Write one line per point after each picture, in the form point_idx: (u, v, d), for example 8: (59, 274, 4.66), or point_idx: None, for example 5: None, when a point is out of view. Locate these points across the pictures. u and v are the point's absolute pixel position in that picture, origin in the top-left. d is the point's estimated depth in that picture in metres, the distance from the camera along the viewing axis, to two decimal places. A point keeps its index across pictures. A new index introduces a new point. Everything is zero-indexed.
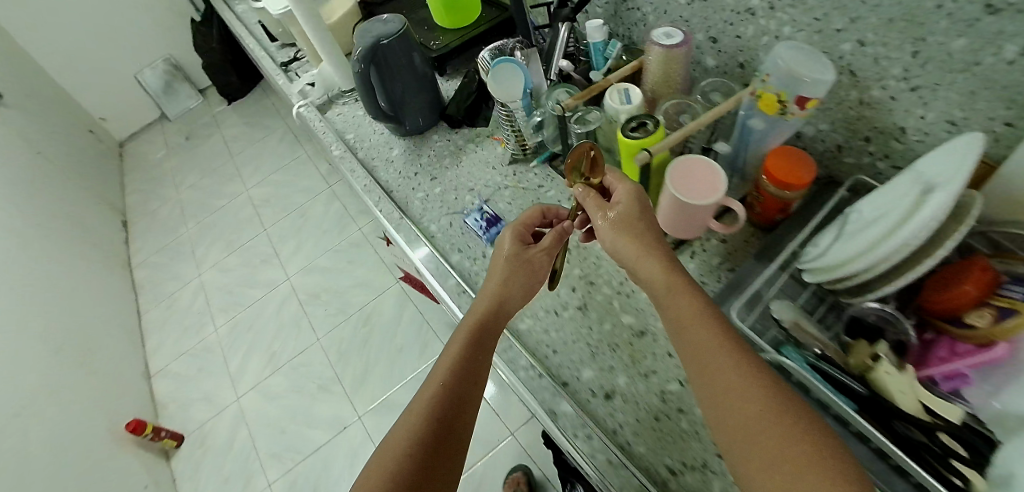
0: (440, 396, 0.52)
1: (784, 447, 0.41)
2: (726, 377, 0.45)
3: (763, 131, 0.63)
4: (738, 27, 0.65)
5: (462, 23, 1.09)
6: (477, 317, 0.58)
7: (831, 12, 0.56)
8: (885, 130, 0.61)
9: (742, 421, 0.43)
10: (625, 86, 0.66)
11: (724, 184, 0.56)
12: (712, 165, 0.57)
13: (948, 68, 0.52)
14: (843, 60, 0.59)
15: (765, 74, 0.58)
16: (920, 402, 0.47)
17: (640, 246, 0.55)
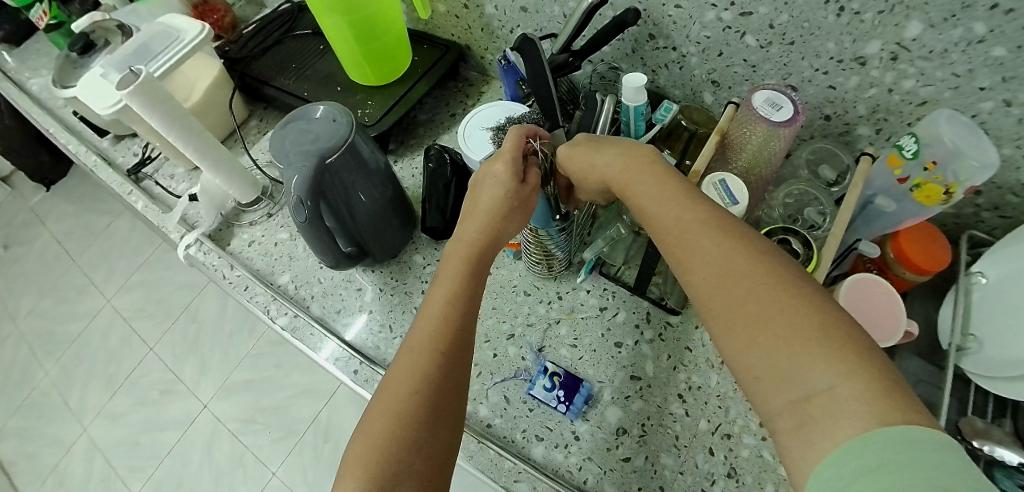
0: (424, 360, 0.40)
1: (771, 317, 0.31)
2: (699, 248, 0.36)
3: (894, 211, 0.53)
4: (836, 77, 0.53)
5: (391, 74, 0.72)
6: (465, 259, 0.46)
7: (978, 68, 0.45)
8: (1003, 185, 0.53)
9: (720, 299, 0.34)
10: (720, 177, 0.50)
11: (892, 329, 0.46)
12: (894, 300, 0.47)
13: None
14: (977, 118, 0.48)
15: (926, 158, 0.48)
16: None
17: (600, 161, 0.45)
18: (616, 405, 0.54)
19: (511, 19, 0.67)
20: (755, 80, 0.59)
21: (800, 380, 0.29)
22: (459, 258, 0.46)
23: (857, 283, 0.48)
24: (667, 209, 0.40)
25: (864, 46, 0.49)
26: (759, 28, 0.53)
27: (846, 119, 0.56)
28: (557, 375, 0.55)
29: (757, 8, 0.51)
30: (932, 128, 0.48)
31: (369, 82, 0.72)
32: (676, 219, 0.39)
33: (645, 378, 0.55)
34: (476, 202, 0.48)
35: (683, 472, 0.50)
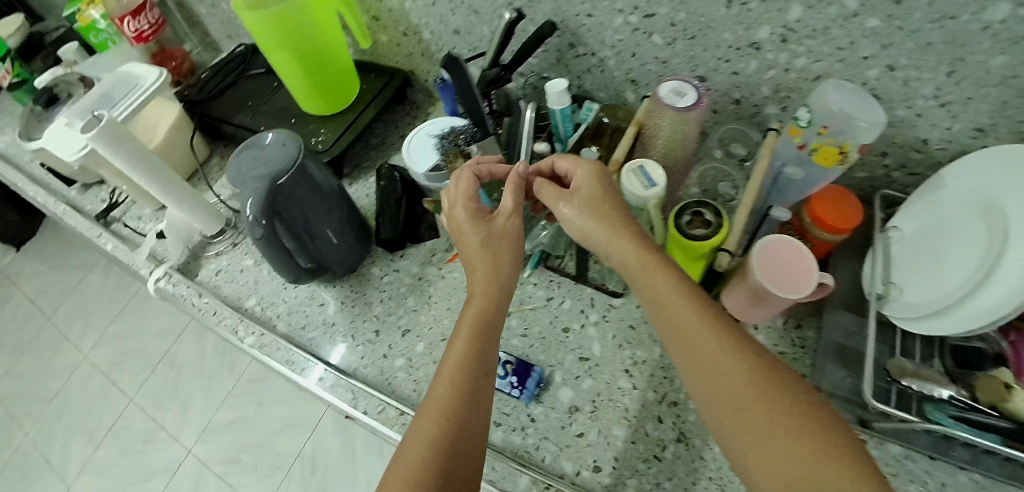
0: (445, 417, 0.41)
1: (785, 420, 0.36)
2: (715, 334, 0.41)
3: (803, 178, 0.59)
4: (738, 63, 0.59)
5: (341, 102, 0.77)
6: (485, 313, 0.48)
7: (859, 40, 0.51)
8: (904, 144, 0.59)
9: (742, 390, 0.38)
10: (639, 164, 0.55)
11: (806, 283, 0.50)
12: (806, 256, 0.50)
13: (986, 83, 0.48)
14: (868, 85, 0.54)
15: (818, 125, 0.53)
16: None
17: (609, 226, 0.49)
18: (569, 385, 0.57)
19: (446, 42, 0.72)
20: (668, 74, 0.64)
21: (815, 482, 0.33)
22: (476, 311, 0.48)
23: (771, 244, 0.52)
24: (679, 302, 0.44)
25: (756, 32, 0.55)
26: (662, 27, 0.59)
27: (754, 101, 0.62)
28: (509, 362, 0.58)
29: (658, 9, 0.57)
30: (822, 101, 0.52)
31: (320, 110, 0.77)
32: (683, 311, 0.43)
33: (594, 357, 0.58)
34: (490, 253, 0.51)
35: (634, 441, 0.53)
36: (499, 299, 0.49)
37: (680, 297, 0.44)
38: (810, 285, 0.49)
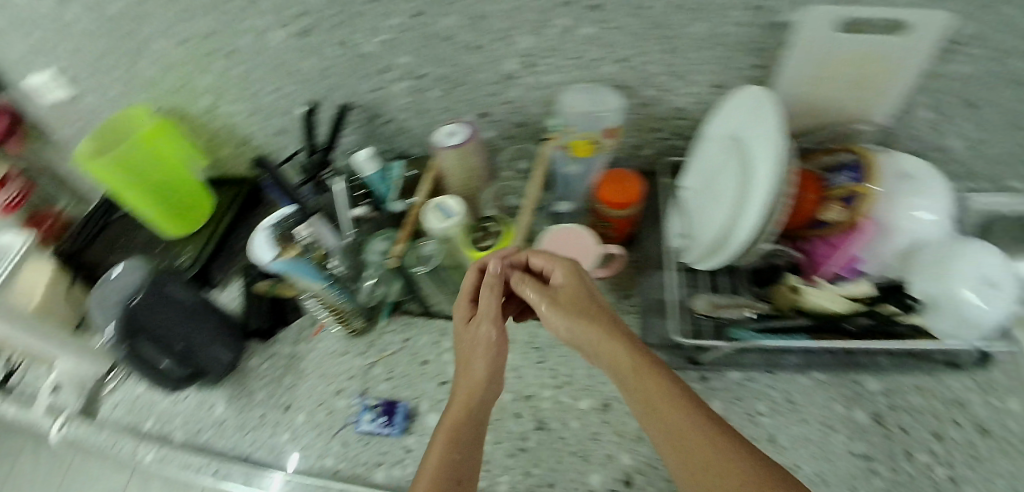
0: None
1: None
2: (670, 406, 0.46)
3: (580, 172, 0.67)
4: (507, 94, 0.69)
5: (199, 219, 0.84)
6: (464, 419, 0.52)
7: (585, 49, 0.63)
8: (667, 118, 0.71)
9: (707, 474, 0.42)
10: (438, 201, 0.63)
11: (588, 255, 0.60)
12: (581, 233, 0.61)
13: (699, 48, 0.62)
14: (613, 80, 0.66)
15: (567, 127, 0.62)
16: (841, 298, 0.59)
17: (598, 325, 0.51)
18: (434, 409, 0.64)
19: (273, 144, 0.81)
20: (454, 110, 0.72)
21: None
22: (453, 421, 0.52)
23: (552, 233, 0.62)
24: (647, 386, 0.47)
25: (504, 65, 0.66)
26: (434, 82, 0.69)
27: (534, 120, 0.72)
28: (377, 406, 0.64)
29: (424, 70, 0.67)
30: (571, 106, 0.62)
31: (181, 232, 0.83)
32: (654, 398, 0.47)
33: (450, 378, 0.66)
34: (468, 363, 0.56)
35: (497, 442, 0.61)
36: (478, 400, 0.54)
37: (657, 384, 0.47)
38: (590, 255, 0.60)
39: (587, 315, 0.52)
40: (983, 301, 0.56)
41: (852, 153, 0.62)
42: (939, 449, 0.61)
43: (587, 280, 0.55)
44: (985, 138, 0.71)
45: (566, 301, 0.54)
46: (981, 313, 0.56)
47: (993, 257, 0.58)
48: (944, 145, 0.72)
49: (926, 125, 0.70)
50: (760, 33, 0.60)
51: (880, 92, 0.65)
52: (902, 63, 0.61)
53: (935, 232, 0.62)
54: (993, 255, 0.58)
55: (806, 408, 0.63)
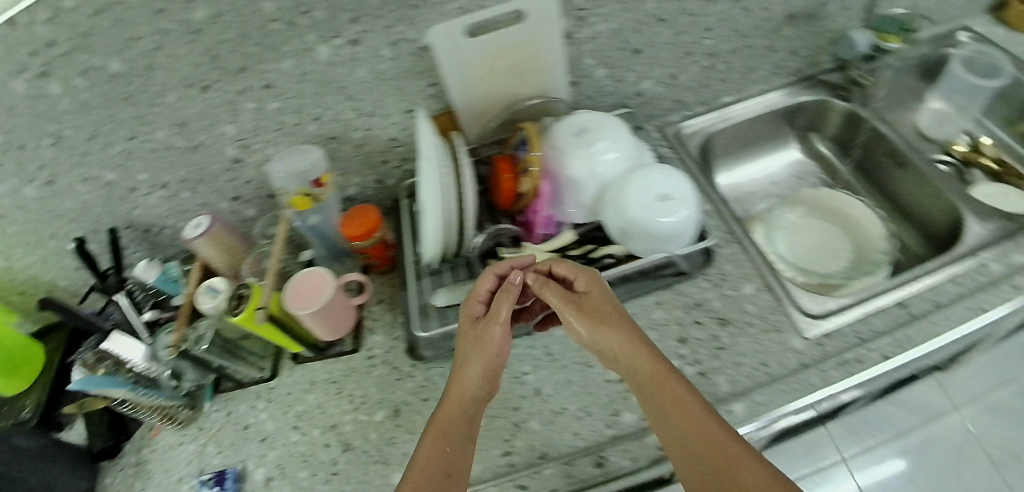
0: None
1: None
2: (693, 413, 0.53)
3: (323, 220, 0.76)
4: (241, 176, 0.78)
5: (34, 371, 0.78)
6: (463, 412, 0.57)
7: (284, 118, 0.73)
8: (386, 150, 0.79)
9: (711, 457, 0.50)
10: (204, 285, 0.73)
11: (330, 284, 0.70)
12: (323, 272, 0.71)
13: (373, 85, 0.71)
14: (322, 134, 0.75)
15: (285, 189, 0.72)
16: (542, 253, 0.66)
17: (623, 333, 0.57)
18: (259, 463, 0.71)
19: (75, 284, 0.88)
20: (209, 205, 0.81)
21: None
22: (450, 415, 0.57)
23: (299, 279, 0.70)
24: (652, 376, 0.55)
25: (229, 153, 0.75)
26: (177, 187, 0.77)
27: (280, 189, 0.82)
28: (209, 478, 0.71)
29: (164, 179, 0.76)
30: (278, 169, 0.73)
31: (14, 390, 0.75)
32: (675, 399, 0.54)
33: (268, 433, 0.73)
34: (464, 364, 0.59)
35: (313, 473, 0.68)
36: (469, 398, 0.58)
37: (654, 374, 0.55)
38: (332, 285, 0.70)
39: (614, 325, 0.58)
40: (657, 214, 0.64)
41: (525, 133, 0.70)
42: (685, 353, 0.67)
43: (607, 291, 0.61)
44: (665, 72, 0.79)
45: (588, 307, 0.59)
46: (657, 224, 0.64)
47: (659, 176, 0.65)
48: (638, 88, 0.80)
49: (608, 80, 0.78)
50: (413, 58, 0.70)
51: (536, 74, 0.74)
52: (535, 46, 0.71)
53: (616, 170, 0.69)
54: (659, 175, 0.66)
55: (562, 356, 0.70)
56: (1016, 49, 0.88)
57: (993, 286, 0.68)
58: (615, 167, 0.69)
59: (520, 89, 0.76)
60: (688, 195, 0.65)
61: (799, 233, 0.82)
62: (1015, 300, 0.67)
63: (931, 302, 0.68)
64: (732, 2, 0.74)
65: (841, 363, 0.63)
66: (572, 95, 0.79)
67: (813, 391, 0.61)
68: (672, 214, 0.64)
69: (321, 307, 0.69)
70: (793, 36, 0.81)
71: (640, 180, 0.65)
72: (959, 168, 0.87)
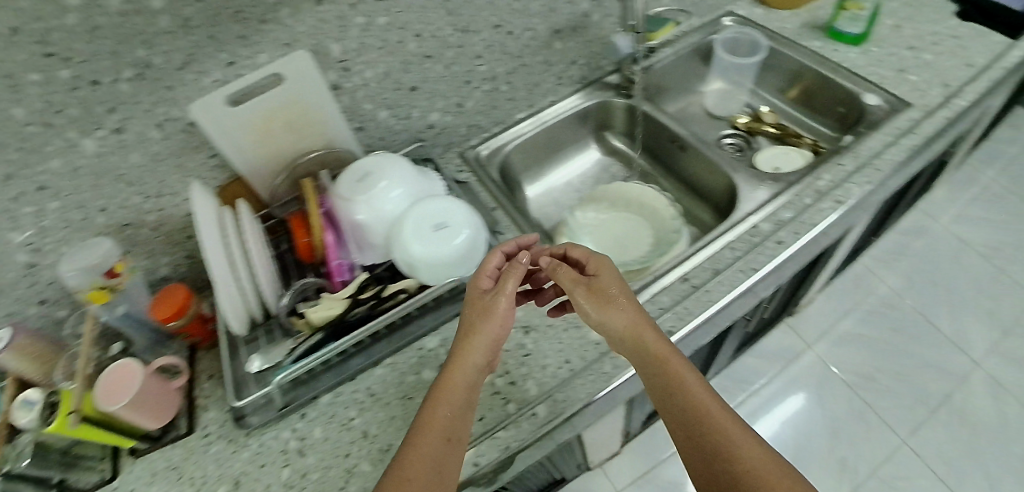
0: (422, 473, 0.50)
1: (746, 463, 0.50)
2: (688, 382, 0.55)
3: (131, 306, 0.75)
4: (42, 284, 0.70)
5: None
6: (466, 384, 0.57)
7: (73, 214, 0.68)
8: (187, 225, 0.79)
9: (713, 427, 0.53)
10: (17, 399, 0.63)
11: (138, 369, 0.67)
12: (128, 363, 0.67)
13: (153, 165, 0.70)
14: (114, 223, 0.72)
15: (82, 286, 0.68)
16: (339, 300, 0.66)
17: (635, 313, 0.59)
18: None
19: None
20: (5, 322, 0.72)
21: None
22: (454, 388, 0.56)
23: (107, 374, 0.66)
24: (663, 351, 0.57)
25: (14, 261, 0.67)
26: None
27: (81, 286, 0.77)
28: None
29: None
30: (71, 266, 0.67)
31: None
32: (683, 374, 0.56)
33: None
34: (470, 338, 0.59)
35: None
36: (471, 377, 0.58)
37: (662, 348, 0.57)
38: (140, 368, 0.67)
39: (627, 305, 0.60)
40: (438, 240, 0.65)
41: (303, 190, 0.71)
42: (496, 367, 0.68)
43: (617, 277, 0.63)
44: (450, 101, 0.85)
45: (597, 289, 0.61)
46: (441, 250, 0.65)
47: (434, 207, 0.68)
48: (428, 120, 0.86)
49: (393, 120, 0.83)
50: (186, 134, 0.70)
51: (311, 129, 0.77)
52: (300, 104, 0.74)
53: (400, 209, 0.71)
54: (434, 205, 0.68)
55: (385, 393, 0.68)
56: (773, 24, 0.98)
57: (760, 246, 0.71)
58: (398, 205, 0.71)
59: (300, 144, 0.79)
60: (466, 220, 0.68)
61: (617, 228, 0.87)
62: (783, 252, 0.70)
63: (709, 271, 0.70)
64: (494, 29, 0.81)
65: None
66: (361, 138, 0.83)
67: (609, 379, 0.65)
68: (450, 240, 0.66)
69: (137, 392, 0.65)
70: (564, 48, 0.89)
71: (416, 213, 0.67)
72: (746, 138, 0.98)
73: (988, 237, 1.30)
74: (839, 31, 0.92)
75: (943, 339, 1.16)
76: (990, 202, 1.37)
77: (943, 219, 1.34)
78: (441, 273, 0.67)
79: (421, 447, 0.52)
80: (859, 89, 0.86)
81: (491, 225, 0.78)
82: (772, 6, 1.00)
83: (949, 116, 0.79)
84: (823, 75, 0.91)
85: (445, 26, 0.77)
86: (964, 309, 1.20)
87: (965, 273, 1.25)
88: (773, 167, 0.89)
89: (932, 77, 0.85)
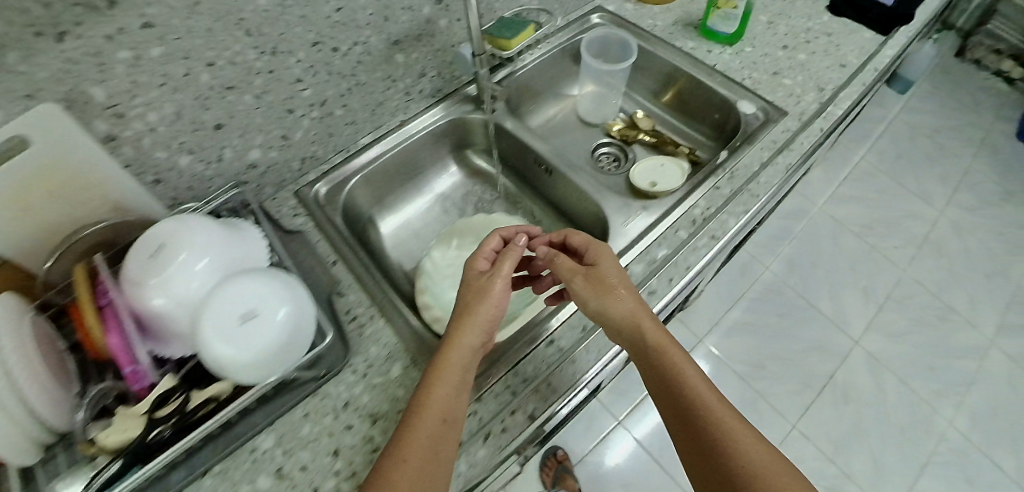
0: (419, 459, 0.48)
1: (744, 453, 0.49)
2: (685, 371, 0.54)
3: None
4: None
5: None
6: (463, 368, 0.54)
7: None
8: None
9: (716, 416, 0.52)
10: None
11: None
12: None
13: None
14: None
15: None
16: (136, 415, 0.53)
17: (630, 299, 0.57)
18: None
19: None
20: None
21: None
22: (452, 374, 0.53)
23: None
24: (663, 341, 0.55)
25: None
26: None
27: None
28: None
29: None
30: None
31: None
32: (682, 364, 0.55)
33: None
34: (466, 321, 0.57)
35: None
36: (468, 364, 0.55)
37: (664, 335, 0.56)
38: None
39: (627, 290, 0.57)
40: (249, 332, 0.54)
41: (74, 281, 0.57)
42: (341, 467, 0.56)
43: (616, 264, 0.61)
44: (273, 135, 0.72)
45: (597, 276, 0.58)
46: (256, 342, 0.54)
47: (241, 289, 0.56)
48: (248, 160, 0.72)
49: (201, 165, 0.69)
50: None
51: (86, 190, 0.61)
52: (59, 168, 0.57)
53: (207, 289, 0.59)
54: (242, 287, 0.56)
55: None
56: (645, 22, 0.92)
57: None
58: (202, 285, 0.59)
59: (77, 213, 0.62)
60: (281, 302, 0.57)
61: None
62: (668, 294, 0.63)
63: (579, 329, 0.63)
64: (312, 47, 0.69)
65: (488, 438, 0.55)
66: (160, 193, 0.68)
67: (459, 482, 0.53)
68: (260, 332, 0.55)
69: None
70: (408, 61, 0.79)
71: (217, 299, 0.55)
72: (621, 147, 0.93)
73: (861, 216, 1.38)
74: (712, 29, 0.87)
75: (826, 322, 1.22)
76: (863, 181, 1.44)
77: (820, 202, 1.41)
78: (262, 367, 0.56)
79: (419, 432, 0.49)
80: (733, 97, 0.82)
81: (329, 285, 0.67)
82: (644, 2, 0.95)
83: (825, 127, 0.76)
84: (698, 80, 0.86)
85: (246, 49, 0.64)
86: (842, 288, 1.27)
87: (846, 253, 1.31)
88: (650, 183, 0.84)
89: (806, 78, 0.82)
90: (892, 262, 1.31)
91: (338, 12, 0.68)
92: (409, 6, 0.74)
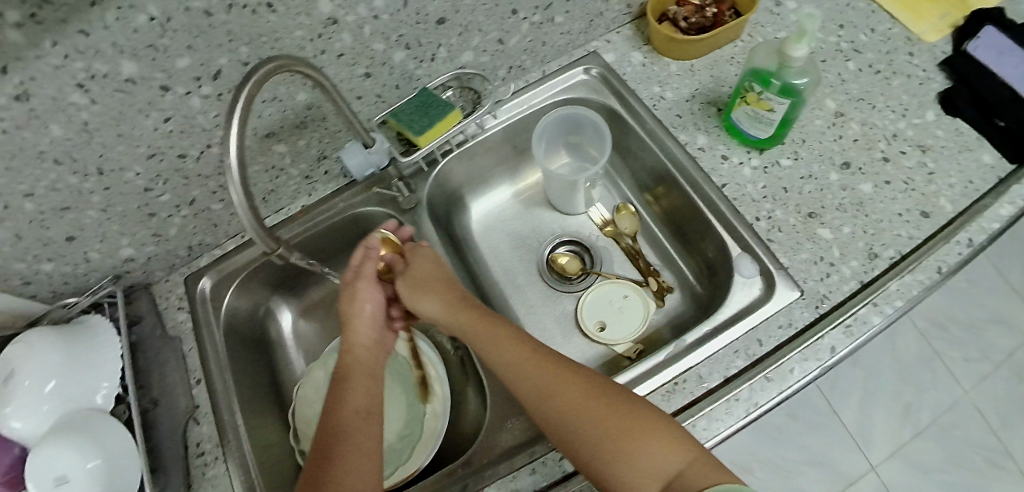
0: (353, 439, 0.45)
1: (630, 411, 0.43)
2: (530, 367, 0.48)
3: None
4: None
5: None
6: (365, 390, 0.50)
7: None
8: None
9: (583, 409, 0.44)
10: None
11: None
12: None
13: None
14: None
15: None
16: None
17: (446, 287, 0.56)
18: None
19: None
20: None
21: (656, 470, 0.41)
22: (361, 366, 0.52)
23: None
24: (504, 351, 0.50)
25: None
26: None
27: None
28: None
29: None
30: None
31: None
32: (533, 358, 0.49)
33: None
34: (363, 325, 0.54)
35: None
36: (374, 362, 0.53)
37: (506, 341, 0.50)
38: None
39: (445, 287, 0.56)
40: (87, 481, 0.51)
41: None
42: None
43: (438, 261, 0.59)
44: (141, 235, 0.65)
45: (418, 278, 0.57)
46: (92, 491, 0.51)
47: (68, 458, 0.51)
48: (121, 256, 0.65)
49: (68, 268, 0.63)
50: None
51: None
52: None
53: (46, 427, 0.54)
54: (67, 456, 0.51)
55: None
56: (650, 88, 0.67)
57: None
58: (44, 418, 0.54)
59: None
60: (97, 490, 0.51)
61: None
62: None
63: None
64: (151, 158, 0.57)
65: None
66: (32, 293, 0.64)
67: None
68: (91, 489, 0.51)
69: None
70: (293, 149, 0.63)
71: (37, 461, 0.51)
72: (588, 253, 0.71)
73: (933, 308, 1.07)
74: (736, 126, 0.60)
75: (836, 430, 0.98)
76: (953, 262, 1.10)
77: None
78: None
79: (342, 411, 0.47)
80: (735, 246, 0.58)
81: (186, 410, 0.61)
82: (659, 52, 0.68)
83: (842, 345, 0.50)
84: (688, 198, 0.62)
85: (66, 175, 0.53)
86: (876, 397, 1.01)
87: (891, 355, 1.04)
88: (598, 323, 0.65)
89: (854, 231, 0.55)
90: (949, 379, 1.02)
91: (167, 122, 0.53)
92: (273, 97, 0.56)
